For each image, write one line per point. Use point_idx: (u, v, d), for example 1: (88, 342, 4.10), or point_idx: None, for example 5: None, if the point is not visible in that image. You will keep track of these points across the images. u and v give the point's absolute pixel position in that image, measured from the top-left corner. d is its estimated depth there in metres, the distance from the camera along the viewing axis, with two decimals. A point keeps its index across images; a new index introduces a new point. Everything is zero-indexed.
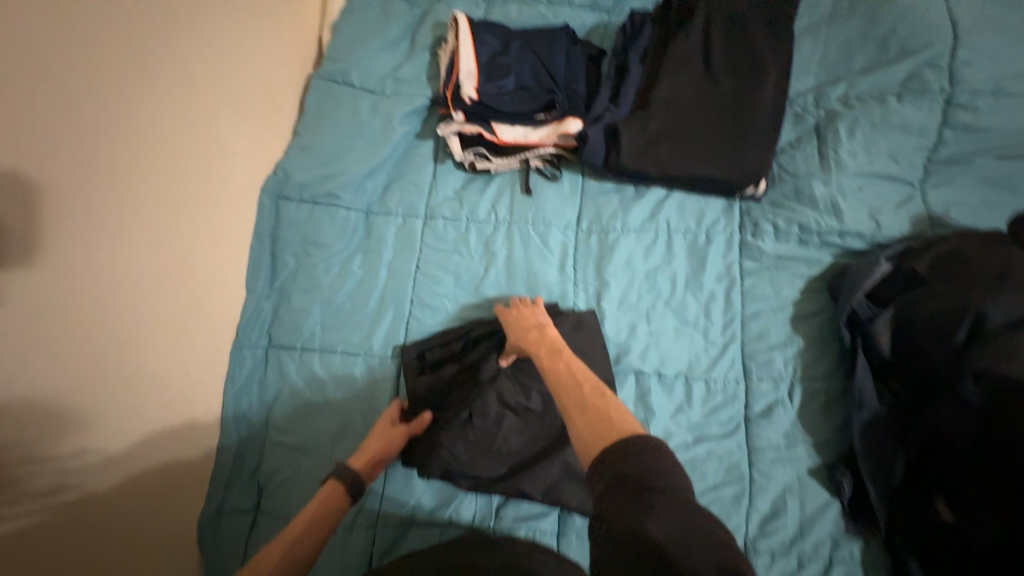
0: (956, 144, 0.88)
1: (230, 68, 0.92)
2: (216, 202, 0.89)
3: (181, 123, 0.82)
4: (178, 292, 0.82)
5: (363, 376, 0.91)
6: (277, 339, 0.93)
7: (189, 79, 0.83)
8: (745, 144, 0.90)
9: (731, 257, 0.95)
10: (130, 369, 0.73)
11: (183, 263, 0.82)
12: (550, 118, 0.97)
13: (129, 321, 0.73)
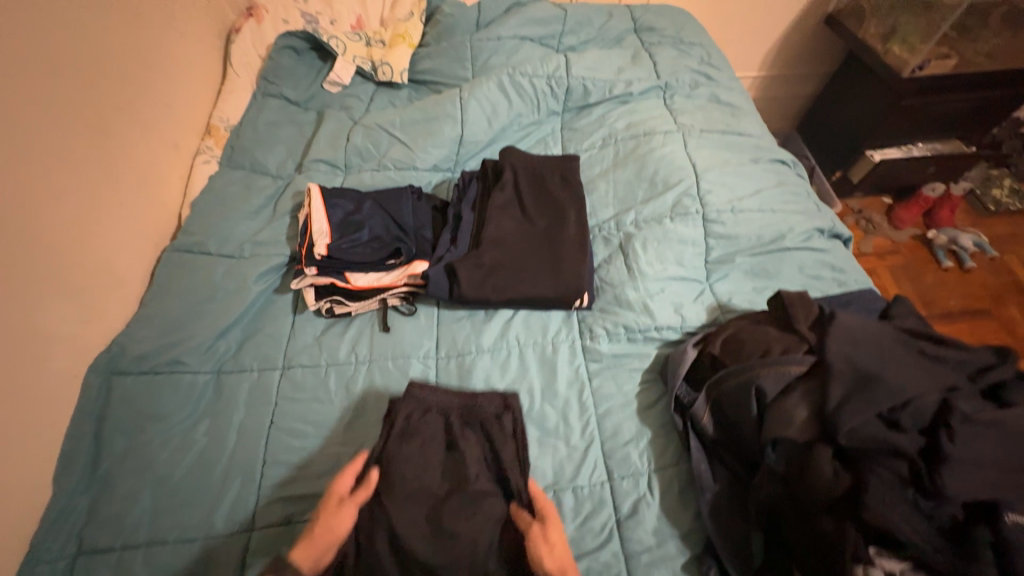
0: (720, 248, 1.13)
1: (74, 253, 0.92)
2: (27, 393, 0.82)
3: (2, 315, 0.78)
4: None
5: (199, 564, 0.80)
6: (93, 541, 0.80)
7: (22, 270, 0.81)
8: (563, 266, 1.07)
9: (577, 361, 1.05)
10: None
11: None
12: (399, 262, 1.10)
13: None
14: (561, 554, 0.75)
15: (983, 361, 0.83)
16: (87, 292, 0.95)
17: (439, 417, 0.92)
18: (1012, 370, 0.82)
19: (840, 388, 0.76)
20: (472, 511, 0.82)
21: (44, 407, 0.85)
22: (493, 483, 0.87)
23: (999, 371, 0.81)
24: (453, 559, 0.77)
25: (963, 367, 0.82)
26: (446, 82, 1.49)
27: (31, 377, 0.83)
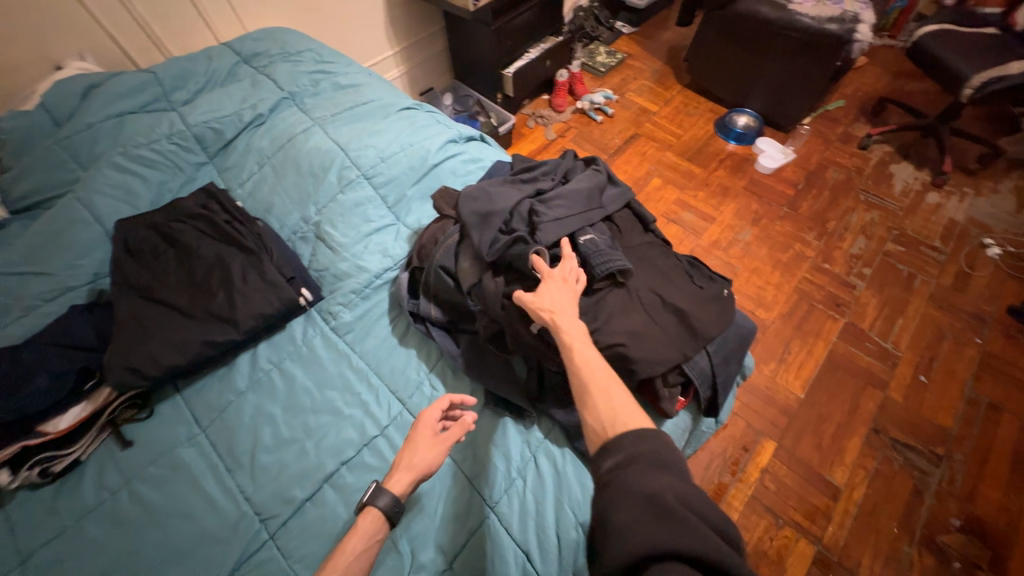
0: (391, 192, 1.34)
1: None
2: None
3: None
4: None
5: None
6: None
7: None
8: (274, 279, 1.09)
9: (333, 342, 1.14)
10: None
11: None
12: (97, 381, 1.02)
13: None
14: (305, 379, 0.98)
15: (554, 164, 1.22)
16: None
17: (154, 225, 1.13)
18: (569, 160, 1.24)
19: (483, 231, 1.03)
20: (210, 295, 1.06)
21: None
22: (218, 265, 1.09)
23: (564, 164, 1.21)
24: (195, 330, 1.02)
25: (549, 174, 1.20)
26: (60, 192, 1.35)
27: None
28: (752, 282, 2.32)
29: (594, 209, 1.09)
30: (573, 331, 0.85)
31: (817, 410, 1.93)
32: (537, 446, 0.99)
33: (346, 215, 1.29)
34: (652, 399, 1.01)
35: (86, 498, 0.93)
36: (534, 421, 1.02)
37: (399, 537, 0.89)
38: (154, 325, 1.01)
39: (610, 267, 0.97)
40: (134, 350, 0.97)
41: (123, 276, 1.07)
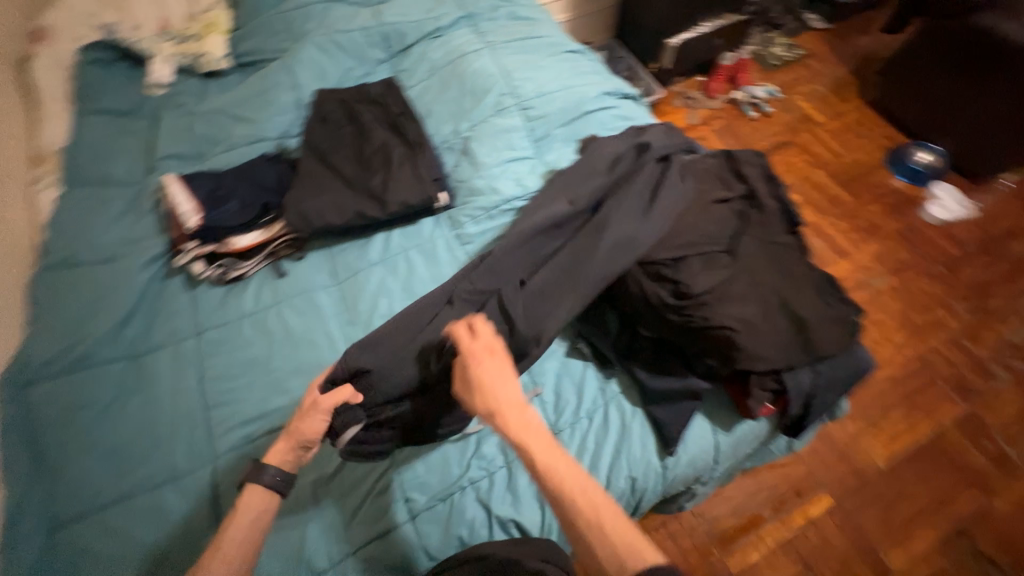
0: (540, 127, 1.38)
1: None
2: None
3: None
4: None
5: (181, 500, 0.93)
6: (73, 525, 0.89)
7: None
8: (424, 176, 1.21)
9: (454, 248, 1.25)
10: None
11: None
12: (272, 217, 1.22)
13: None
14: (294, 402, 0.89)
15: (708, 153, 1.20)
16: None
17: (343, 100, 1.30)
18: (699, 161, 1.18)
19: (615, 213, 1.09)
20: (371, 172, 1.21)
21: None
22: (382, 148, 1.22)
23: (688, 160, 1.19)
24: (353, 199, 1.18)
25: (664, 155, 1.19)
26: (269, 58, 1.57)
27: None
28: (871, 333, 2.07)
29: (587, 287, 1.01)
30: (503, 400, 0.79)
31: (894, 487, 1.75)
32: (611, 397, 1.03)
33: (493, 138, 1.36)
34: (736, 395, 1.00)
35: (246, 305, 1.16)
36: (615, 374, 1.06)
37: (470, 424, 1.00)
38: (325, 186, 1.19)
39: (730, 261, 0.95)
40: (306, 202, 1.16)
41: (309, 138, 1.24)
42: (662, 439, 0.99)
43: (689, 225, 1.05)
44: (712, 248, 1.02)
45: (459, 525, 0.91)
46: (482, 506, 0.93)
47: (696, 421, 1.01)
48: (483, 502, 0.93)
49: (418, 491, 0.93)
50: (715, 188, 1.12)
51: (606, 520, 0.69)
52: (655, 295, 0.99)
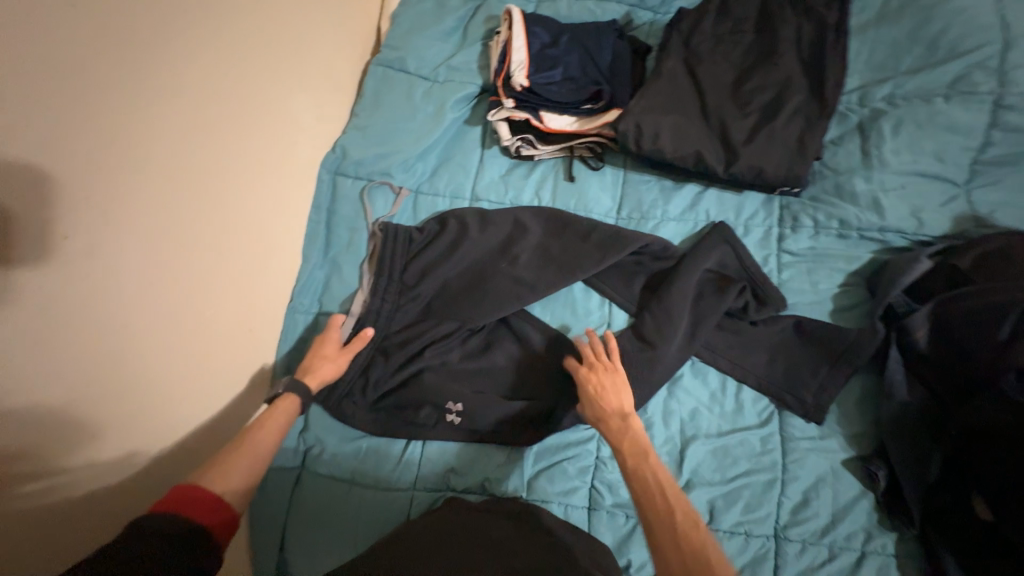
0: (1005, 145, 0.88)
1: (294, 39, 0.95)
2: (299, 172, 0.98)
3: (261, 95, 0.87)
4: (235, 285, 0.84)
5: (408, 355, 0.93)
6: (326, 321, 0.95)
7: (249, 44, 0.84)
8: (808, 146, 0.87)
9: (769, 249, 0.96)
10: (242, 332, 0.87)
11: (209, 247, 0.78)
12: (596, 108, 1.02)
13: (257, 259, 0.89)
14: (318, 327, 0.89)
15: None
16: (280, 81, 0.92)
17: None
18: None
19: None
20: (744, 107, 0.90)
21: (267, 214, 0.91)
22: (777, 81, 0.89)
23: None
24: (702, 134, 0.91)
25: None
26: None
27: (266, 167, 0.90)
28: None
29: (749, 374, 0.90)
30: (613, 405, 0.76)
31: None
32: (874, 552, 0.78)
33: (923, 130, 0.91)
34: None
35: (522, 192, 1.05)
36: (897, 530, 0.79)
37: (686, 460, 0.85)
38: (677, 101, 0.93)
39: None
40: (653, 115, 0.92)
41: (687, 31, 0.97)
42: None
43: None
44: None
45: (631, 552, 0.82)
46: None
47: None
48: None
49: (607, 491, 0.85)
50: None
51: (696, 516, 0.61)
52: None
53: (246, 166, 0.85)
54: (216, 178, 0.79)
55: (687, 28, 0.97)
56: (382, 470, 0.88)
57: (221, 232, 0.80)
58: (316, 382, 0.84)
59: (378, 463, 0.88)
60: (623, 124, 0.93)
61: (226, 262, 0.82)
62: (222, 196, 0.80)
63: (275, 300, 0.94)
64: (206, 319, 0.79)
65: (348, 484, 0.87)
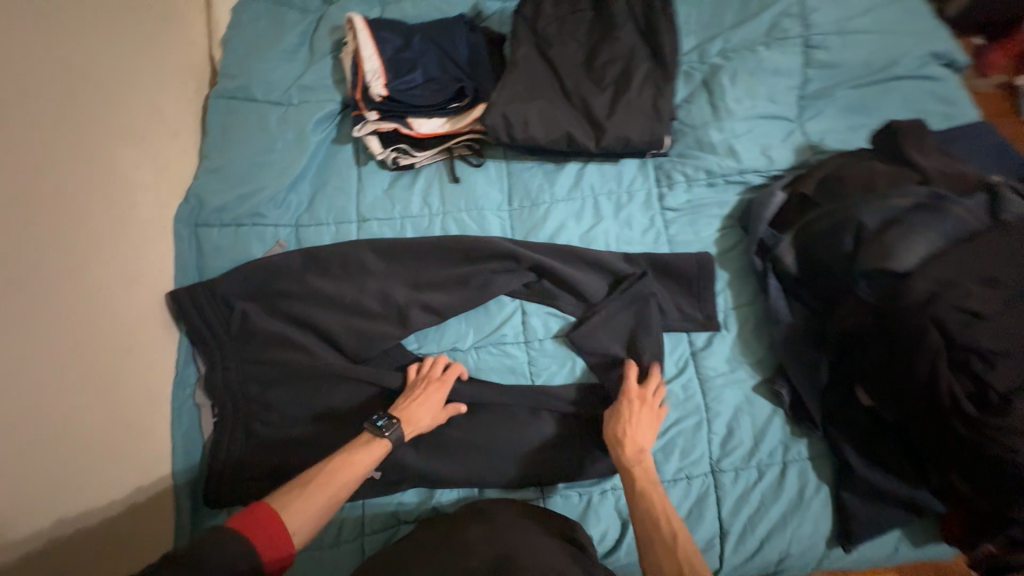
0: (818, 80, 1.01)
1: (107, 83, 0.82)
2: (150, 232, 0.86)
3: (75, 154, 0.75)
4: (100, 381, 0.73)
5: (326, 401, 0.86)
6: (222, 389, 0.85)
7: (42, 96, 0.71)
8: (662, 110, 0.92)
9: (653, 210, 1.02)
10: (119, 428, 0.75)
11: (42, 339, 0.66)
12: (464, 105, 1.00)
13: (117, 340, 0.77)
14: (433, 402, 0.83)
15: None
16: (94, 133, 0.78)
17: None
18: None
19: (924, 247, 0.76)
20: (599, 82, 0.94)
21: (124, 292, 0.80)
22: (625, 51, 0.94)
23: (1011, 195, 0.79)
24: (568, 114, 0.94)
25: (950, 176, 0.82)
26: None
27: (104, 234, 0.78)
28: None
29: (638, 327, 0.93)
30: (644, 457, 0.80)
31: None
32: (793, 459, 0.87)
33: (755, 76, 1.01)
34: (955, 522, 0.80)
35: (410, 203, 1.01)
36: (806, 435, 0.88)
37: None
38: (538, 86, 0.94)
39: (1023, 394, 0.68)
40: (517, 104, 0.93)
41: (532, 16, 0.98)
42: (841, 534, 0.83)
43: None
44: None
45: (591, 526, 0.84)
46: (619, 522, 0.85)
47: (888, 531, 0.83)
48: (622, 518, 0.85)
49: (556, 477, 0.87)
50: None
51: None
52: (951, 391, 0.69)
53: (76, 245, 0.73)
54: (31, 264, 0.66)
55: (533, 14, 0.98)
56: (325, 527, 0.82)
57: (56, 318, 0.69)
58: (411, 429, 0.80)
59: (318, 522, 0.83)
60: (489, 119, 0.92)
61: (79, 355, 0.71)
62: (44, 276, 0.68)
63: (153, 382, 0.82)
64: (66, 429, 0.68)
65: (288, 557, 0.81)
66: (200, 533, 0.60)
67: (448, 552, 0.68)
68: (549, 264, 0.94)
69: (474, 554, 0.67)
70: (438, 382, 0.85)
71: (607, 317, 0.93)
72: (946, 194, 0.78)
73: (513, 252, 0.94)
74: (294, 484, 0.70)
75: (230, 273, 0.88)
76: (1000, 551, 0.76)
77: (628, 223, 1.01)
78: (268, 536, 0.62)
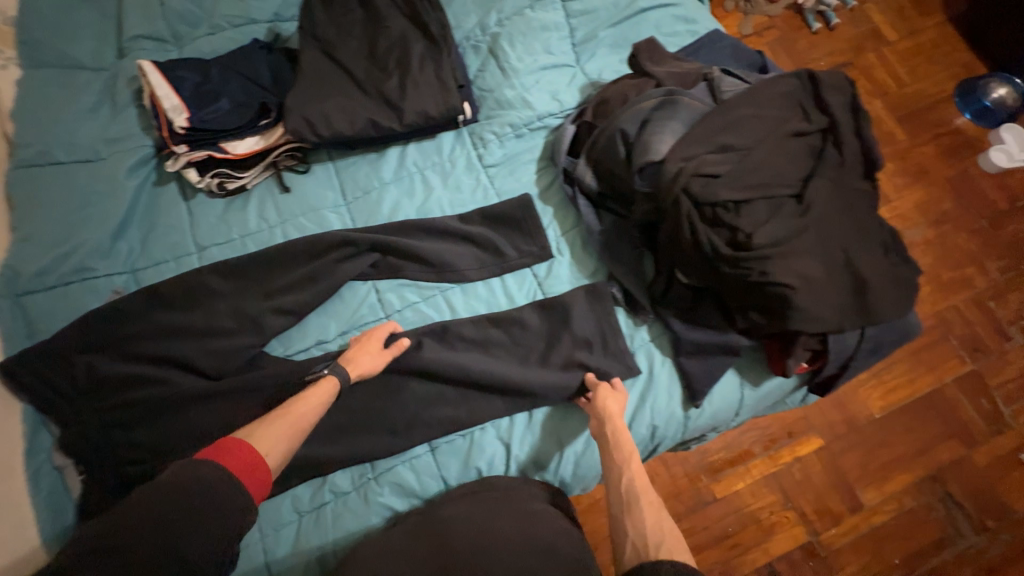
0: (581, 28, 1.16)
1: None
2: None
3: None
4: None
5: (196, 425, 0.88)
6: (82, 445, 0.84)
7: None
8: (447, 80, 1.03)
9: (476, 171, 1.11)
10: None
11: None
12: (272, 119, 1.07)
13: None
14: (366, 343, 0.91)
15: (783, 74, 0.98)
16: None
17: None
18: (741, 90, 0.94)
19: (669, 136, 0.92)
20: (385, 70, 1.04)
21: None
22: (401, 38, 1.05)
23: (725, 80, 0.97)
24: (366, 103, 1.02)
25: (681, 77, 1.00)
26: None
27: None
28: (962, 270, 1.55)
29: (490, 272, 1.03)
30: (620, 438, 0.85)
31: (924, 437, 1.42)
32: (639, 345, 0.98)
33: (530, 35, 1.14)
34: (773, 353, 0.93)
35: (245, 222, 1.04)
36: (644, 321, 0.99)
37: (482, 370, 0.94)
38: (331, 85, 1.03)
39: (758, 228, 0.84)
40: (312, 105, 1.00)
41: (311, 25, 1.07)
42: (690, 393, 0.94)
43: (759, 160, 0.87)
44: (779, 193, 0.87)
45: (478, 461, 0.91)
46: (503, 448, 0.93)
47: (726, 377, 0.96)
48: (504, 442, 0.93)
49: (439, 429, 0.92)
50: (792, 117, 0.92)
51: (679, 555, 0.69)
52: (709, 241, 0.85)
53: None
54: None
55: (312, 23, 1.06)
56: None
57: None
58: (354, 369, 0.87)
59: None
60: (290, 124, 1.00)
61: None
62: None
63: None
64: None
65: None
66: (175, 470, 0.63)
67: (432, 534, 0.78)
68: (388, 239, 1.02)
69: (454, 535, 0.77)
70: (372, 332, 0.92)
71: (455, 271, 1.03)
72: (676, 90, 0.96)
73: (350, 237, 1.00)
74: (257, 422, 0.76)
75: (65, 331, 0.88)
76: (810, 364, 0.95)
77: (457, 188, 1.10)
78: (244, 463, 0.68)
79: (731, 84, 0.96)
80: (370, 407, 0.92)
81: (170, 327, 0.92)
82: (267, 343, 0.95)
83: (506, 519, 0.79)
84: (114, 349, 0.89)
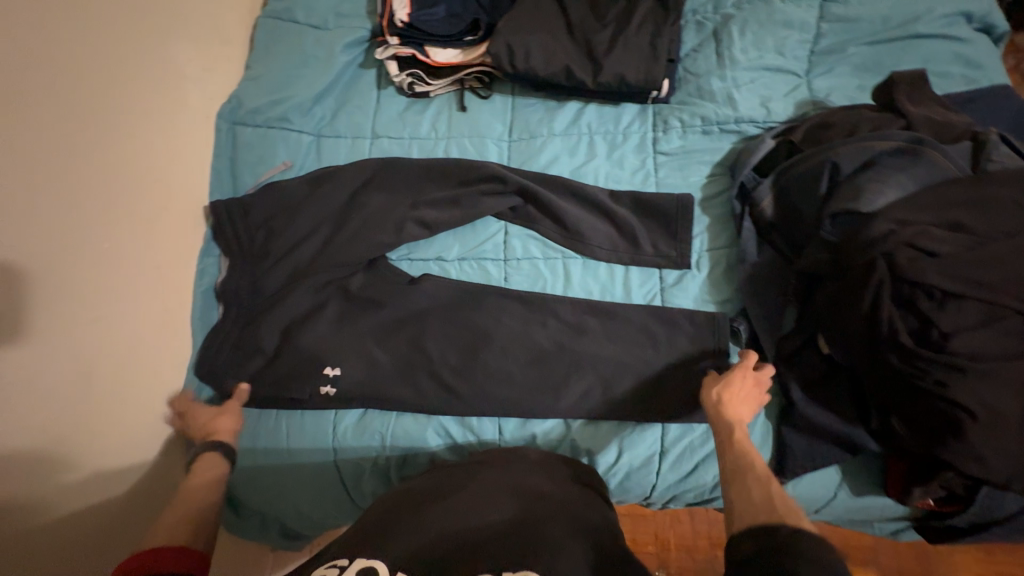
0: (832, 35, 1.00)
1: None
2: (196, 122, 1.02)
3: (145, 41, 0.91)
4: (145, 227, 0.90)
5: (319, 284, 0.99)
6: (237, 262, 1.00)
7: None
8: (658, 52, 0.97)
9: (645, 153, 1.05)
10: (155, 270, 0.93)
11: (105, 179, 0.83)
12: (476, 38, 1.09)
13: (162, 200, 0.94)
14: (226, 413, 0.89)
15: None
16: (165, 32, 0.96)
17: None
18: (1015, 168, 0.76)
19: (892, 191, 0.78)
20: (600, 24, 1.01)
21: (159, 160, 0.94)
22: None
23: (994, 149, 0.79)
24: (568, 49, 1.00)
25: (935, 128, 0.84)
26: None
27: (162, 114, 0.95)
28: None
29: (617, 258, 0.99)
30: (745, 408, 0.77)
31: None
32: None
33: (767, 28, 1.01)
34: (896, 473, 0.80)
35: (418, 125, 1.10)
36: None
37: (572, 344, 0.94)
38: (544, 23, 1.03)
39: (956, 330, 0.70)
40: (519, 35, 1.01)
41: None
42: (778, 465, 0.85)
43: (1000, 258, 0.70)
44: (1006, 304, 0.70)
45: (534, 426, 0.92)
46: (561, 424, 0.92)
47: (825, 470, 0.85)
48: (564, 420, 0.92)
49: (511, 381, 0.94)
50: None
51: (793, 518, 0.57)
52: (888, 321, 0.72)
53: (141, 115, 0.90)
54: (104, 120, 0.83)
55: None
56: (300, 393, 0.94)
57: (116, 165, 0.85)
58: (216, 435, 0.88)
59: (294, 385, 0.94)
60: (495, 47, 1.01)
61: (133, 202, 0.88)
62: (114, 131, 0.85)
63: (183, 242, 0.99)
64: (116, 256, 0.85)
65: (284, 415, 0.95)
66: None
67: (469, 489, 0.69)
68: (536, 187, 1.01)
69: (494, 506, 0.66)
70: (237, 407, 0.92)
71: (584, 243, 1.00)
72: (925, 141, 0.81)
73: (502, 174, 1.02)
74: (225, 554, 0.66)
75: None
76: (935, 504, 0.80)
77: (619, 162, 1.05)
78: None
79: (1000, 156, 0.78)
80: (460, 334, 0.97)
81: (329, 195, 1.02)
82: (396, 245, 1.02)
83: (553, 496, 0.69)
84: (283, 195, 1.02)
